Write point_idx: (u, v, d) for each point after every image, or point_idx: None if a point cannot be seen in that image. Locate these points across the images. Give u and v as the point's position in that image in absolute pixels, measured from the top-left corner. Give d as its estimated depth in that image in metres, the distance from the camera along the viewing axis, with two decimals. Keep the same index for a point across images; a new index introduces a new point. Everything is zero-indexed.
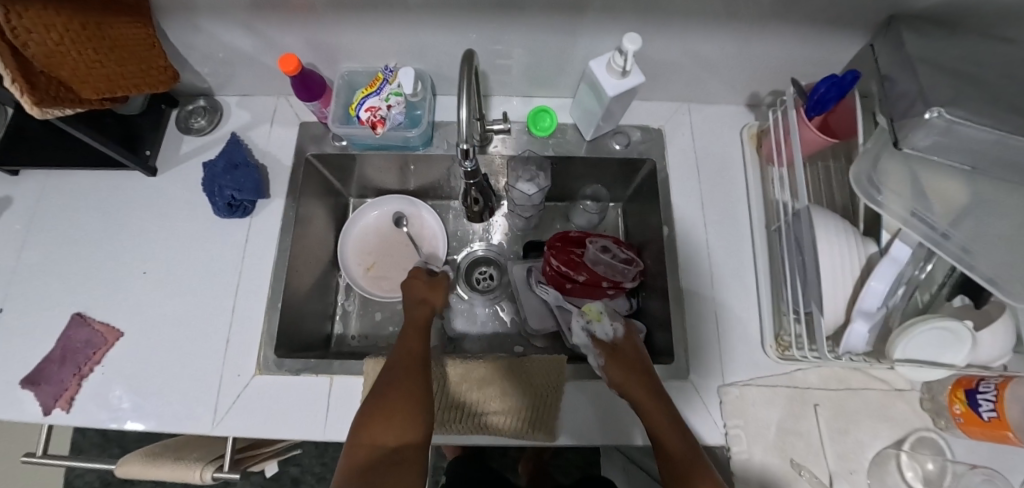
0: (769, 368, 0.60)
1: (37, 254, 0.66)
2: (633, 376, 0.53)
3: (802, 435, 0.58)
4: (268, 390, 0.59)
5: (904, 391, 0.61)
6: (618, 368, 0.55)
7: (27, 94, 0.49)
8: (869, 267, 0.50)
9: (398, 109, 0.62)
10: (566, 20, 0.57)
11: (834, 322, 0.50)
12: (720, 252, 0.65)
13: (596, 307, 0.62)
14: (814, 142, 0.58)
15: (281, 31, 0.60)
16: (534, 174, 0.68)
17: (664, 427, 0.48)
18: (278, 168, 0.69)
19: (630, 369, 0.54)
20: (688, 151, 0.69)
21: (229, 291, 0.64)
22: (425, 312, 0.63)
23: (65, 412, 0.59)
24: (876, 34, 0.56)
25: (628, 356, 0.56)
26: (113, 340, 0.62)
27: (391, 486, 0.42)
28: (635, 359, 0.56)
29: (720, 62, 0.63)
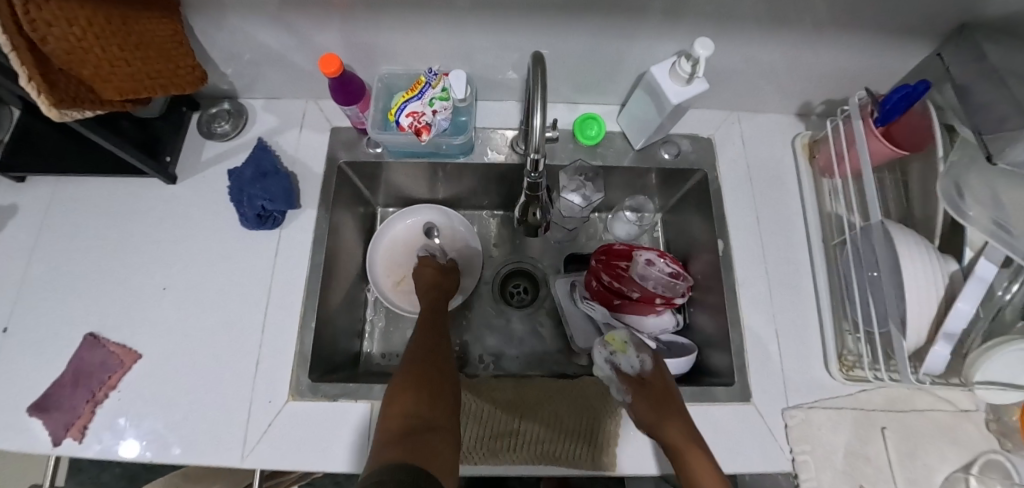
0: (833, 389, 0.58)
1: (46, 268, 0.61)
2: (664, 413, 0.49)
3: (871, 461, 0.55)
4: (303, 418, 0.54)
5: (969, 412, 0.59)
6: (647, 405, 0.50)
7: (44, 94, 0.44)
8: (953, 286, 0.48)
9: (443, 115, 0.59)
10: (626, 24, 0.54)
11: (914, 343, 0.48)
12: (777, 267, 0.62)
13: (620, 336, 0.58)
14: (882, 152, 0.55)
15: (319, 31, 0.56)
16: (580, 185, 0.67)
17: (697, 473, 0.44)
18: (309, 176, 0.65)
19: (661, 408, 0.50)
20: (739, 162, 0.67)
21: (258, 308, 0.59)
22: (436, 295, 0.65)
23: (77, 442, 0.54)
24: (945, 43, 0.54)
25: (658, 393, 0.52)
26: (131, 363, 0.57)
27: (418, 446, 0.38)
28: (664, 396, 0.52)
29: (777, 70, 0.61)
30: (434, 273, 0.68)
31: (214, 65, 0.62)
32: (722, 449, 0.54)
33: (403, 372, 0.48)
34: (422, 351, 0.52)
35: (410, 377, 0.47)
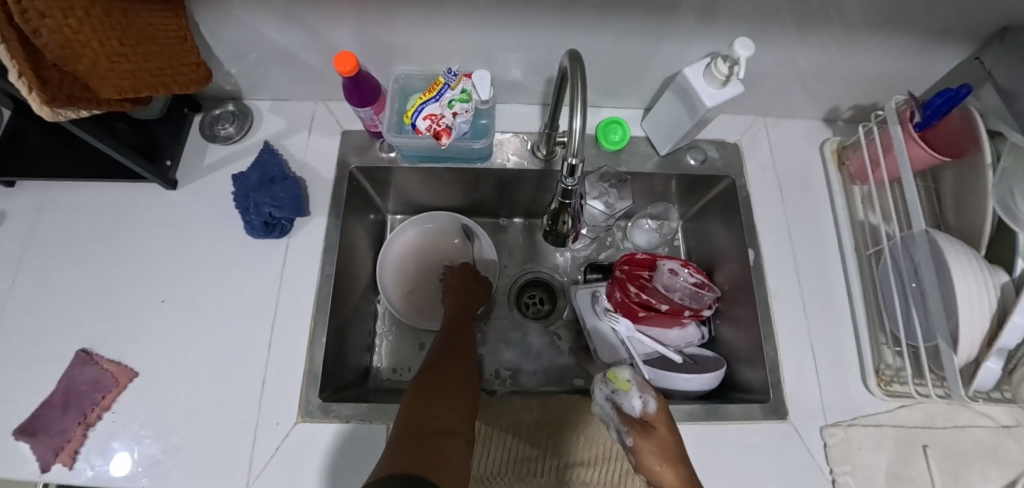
0: (872, 406, 0.55)
1: (35, 279, 0.57)
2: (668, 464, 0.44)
3: (914, 482, 0.52)
4: (313, 442, 0.51)
5: (1010, 428, 0.56)
6: (650, 451, 0.45)
7: (36, 92, 0.41)
8: (1006, 299, 0.45)
9: (463, 117, 0.56)
10: (657, 24, 0.52)
11: (965, 359, 0.45)
12: (809, 277, 0.59)
13: (623, 374, 0.49)
14: (923, 160, 0.53)
15: (333, 28, 0.53)
16: (604, 191, 0.64)
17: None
18: (319, 181, 0.62)
19: (668, 459, 0.44)
20: (767, 168, 0.64)
21: (265, 322, 0.56)
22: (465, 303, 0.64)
23: (67, 468, 0.50)
24: (985, 46, 0.52)
25: (661, 439, 0.46)
26: (127, 381, 0.53)
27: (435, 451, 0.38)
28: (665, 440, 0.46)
29: (808, 74, 0.59)
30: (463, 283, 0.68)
31: (218, 64, 0.59)
32: (760, 471, 0.51)
33: (419, 378, 0.48)
34: (442, 361, 0.51)
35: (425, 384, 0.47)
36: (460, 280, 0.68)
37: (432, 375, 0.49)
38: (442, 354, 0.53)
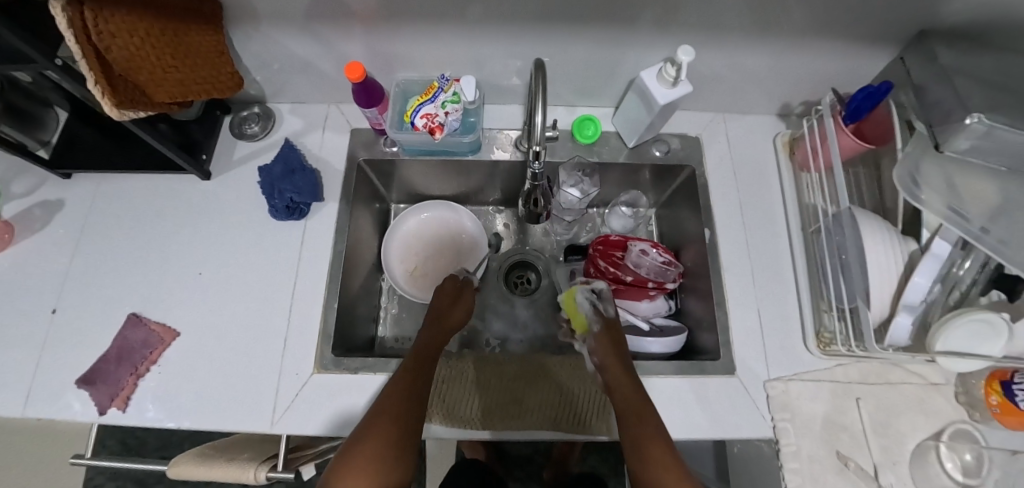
0: (812, 363, 0.63)
1: (91, 256, 0.67)
2: (621, 359, 0.55)
3: (847, 428, 0.60)
4: (326, 388, 0.60)
5: (939, 385, 0.63)
6: (606, 345, 0.57)
7: (107, 96, 0.52)
8: (911, 263, 0.53)
9: (454, 116, 0.65)
10: (619, 33, 0.60)
11: (878, 315, 0.53)
12: (759, 253, 0.68)
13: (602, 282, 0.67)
14: (851, 147, 0.62)
15: (344, 40, 0.63)
16: (580, 180, 0.73)
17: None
18: (331, 172, 0.71)
19: (623, 363, 0.55)
20: (724, 158, 0.73)
21: (285, 291, 0.65)
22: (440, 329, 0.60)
23: (121, 411, 0.59)
24: (906, 47, 0.60)
25: (616, 337, 0.59)
26: (170, 340, 0.63)
27: None
28: (631, 383, 0.52)
29: (758, 74, 0.67)
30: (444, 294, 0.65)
31: (247, 72, 0.69)
32: (708, 415, 0.60)
33: (374, 414, 0.47)
34: (399, 394, 0.49)
35: (380, 425, 0.46)
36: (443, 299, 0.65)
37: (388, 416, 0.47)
38: (401, 381, 0.51)
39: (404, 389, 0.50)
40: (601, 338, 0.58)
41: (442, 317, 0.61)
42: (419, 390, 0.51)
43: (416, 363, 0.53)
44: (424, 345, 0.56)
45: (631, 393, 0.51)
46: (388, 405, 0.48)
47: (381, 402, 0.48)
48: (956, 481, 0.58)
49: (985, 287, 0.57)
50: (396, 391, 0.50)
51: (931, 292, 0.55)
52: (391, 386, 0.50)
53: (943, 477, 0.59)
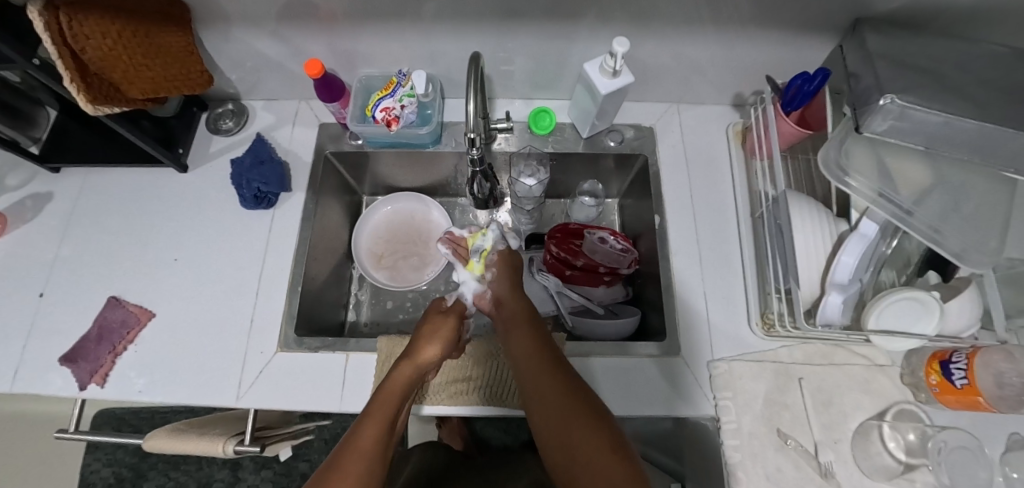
0: (755, 344, 0.65)
1: (77, 244, 0.72)
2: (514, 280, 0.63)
3: (789, 407, 0.61)
4: (289, 366, 0.63)
5: (885, 366, 0.63)
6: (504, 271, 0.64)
7: (82, 93, 0.55)
8: (840, 241, 0.56)
9: (410, 109, 0.69)
10: (563, 28, 0.63)
11: (810, 294, 0.56)
12: (708, 237, 0.71)
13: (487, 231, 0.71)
14: (790, 134, 0.64)
15: (305, 39, 0.67)
16: (535, 169, 0.77)
17: (589, 447, 0.41)
18: (300, 164, 0.76)
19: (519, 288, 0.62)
20: (676, 147, 0.77)
21: (254, 275, 0.69)
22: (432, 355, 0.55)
23: (99, 387, 0.63)
24: (844, 36, 0.61)
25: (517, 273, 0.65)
26: (147, 321, 0.67)
27: None
28: (544, 347, 0.52)
29: (704, 65, 0.70)
30: (430, 326, 0.58)
31: (221, 72, 0.74)
32: (649, 393, 0.62)
33: (337, 467, 0.43)
34: (365, 447, 0.44)
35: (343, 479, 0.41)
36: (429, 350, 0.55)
37: (355, 474, 0.42)
38: (369, 429, 0.45)
39: (373, 440, 0.44)
40: (501, 264, 0.65)
41: (418, 359, 0.54)
42: (387, 437, 0.46)
43: (386, 407, 0.48)
44: (393, 385, 0.50)
45: (547, 360, 0.49)
46: (354, 459, 0.43)
47: (346, 455, 0.43)
48: (898, 460, 0.58)
49: (921, 268, 0.59)
50: (364, 446, 0.44)
51: (866, 273, 0.56)
52: (358, 431, 0.45)
53: (884, 456, 0.59)
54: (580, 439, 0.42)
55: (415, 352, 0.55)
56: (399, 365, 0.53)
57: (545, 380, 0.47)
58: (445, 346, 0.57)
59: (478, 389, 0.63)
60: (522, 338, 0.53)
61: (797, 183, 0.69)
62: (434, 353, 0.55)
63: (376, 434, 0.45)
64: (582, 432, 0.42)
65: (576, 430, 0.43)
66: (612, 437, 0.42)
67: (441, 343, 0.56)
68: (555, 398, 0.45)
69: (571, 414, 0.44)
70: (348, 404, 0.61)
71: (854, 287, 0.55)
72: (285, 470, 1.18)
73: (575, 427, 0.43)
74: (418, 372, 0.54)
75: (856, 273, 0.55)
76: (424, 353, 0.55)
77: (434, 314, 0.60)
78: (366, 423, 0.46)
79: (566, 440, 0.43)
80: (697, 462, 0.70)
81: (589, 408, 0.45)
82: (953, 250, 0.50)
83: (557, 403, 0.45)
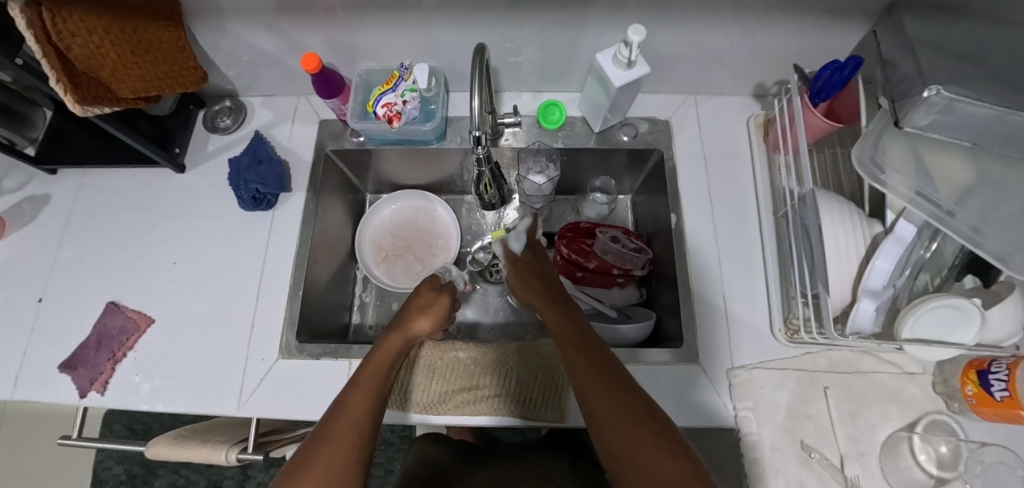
0: (778, 351, 0.61)
1: (75, 247, 0.71)
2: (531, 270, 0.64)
3: (812, 418, 0.58)
4: (290, 374, 0.62)
5: (915, 374, 0.60)
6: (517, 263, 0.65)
7: (69, 93, 0.53)
8: (873, 245, 0.52)
9: (413, 104, 0.65)
10: (574, 16, 0.59)
11: (840, 301, 0.52)
12: (727, 238, 0.67)
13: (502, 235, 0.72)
14: (819, 127, 0.60)
15: (302, 32, 0.63)
16: (544, 166, 0.73)
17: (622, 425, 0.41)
18: (300, 163, 0.73)
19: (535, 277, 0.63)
20: (693, 141, 0.73)
21: (254, 279, 0.68)
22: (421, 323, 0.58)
23: (100, 394, 0.62)
24: (879, 20, 0.57)
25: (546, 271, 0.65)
26: (146, 326, 0.65)
27: None
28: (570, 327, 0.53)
29: (725, 53, 0.65)
30: (421, 303, 0.60)
31: (217, 68, 0.71)
32: (661, 404, 0.59)
33: (327, 435, 0.43)
34: (355, 419, 0.44)
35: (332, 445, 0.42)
36: (417, 318, 0.58)
37: (343, 442, 0.42)
38: (358, 397, 0.46)
39: (362, 415, 0.45)
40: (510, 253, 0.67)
41: (406, 331, 0.56)
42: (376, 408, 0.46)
43: (375, 377, 0.48)
44: (385, 354, 0.52)
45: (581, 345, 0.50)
46: (343, 427, 0.43)
47: (335, 424, 0.44)
48: (929, 474, 0.55)
49: (961, 271, 0.55)
50: (354, 414, 0.45)
51: (900, 278, 0.53)
52: (348, 401, 0.46)
53: (914, 470, 0.55)
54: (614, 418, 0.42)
55: (403, 322, 0.57)
56: (385, 336, 0.54)
57: (580, 364, 0.47)
58: (433, 322, 0.59)
59: (491, 396, 0.60)
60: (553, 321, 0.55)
61: (823, 180, 0.64)
62: (423, 327, 0.58)
63: (368, 405, 0.45)
64: (613, 410, 0.42)
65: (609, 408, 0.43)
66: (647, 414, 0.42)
67: (431, 318, 0.59)
68: (588, 380, 0.45)
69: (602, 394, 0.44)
70: None
71: (888, 293, 0.51)
72: None
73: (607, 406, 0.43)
74: (407, 345, 0.55)
75: (891, 278, 0.51)
76: (414, 326, 0.57)
77: (428, 289, 0.62)
78: (354, 395, 0.46)
79: (603, 418, 0.42)
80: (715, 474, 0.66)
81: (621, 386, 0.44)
82: (995, 253, 0.46)
83: (590, 384, 0.45)
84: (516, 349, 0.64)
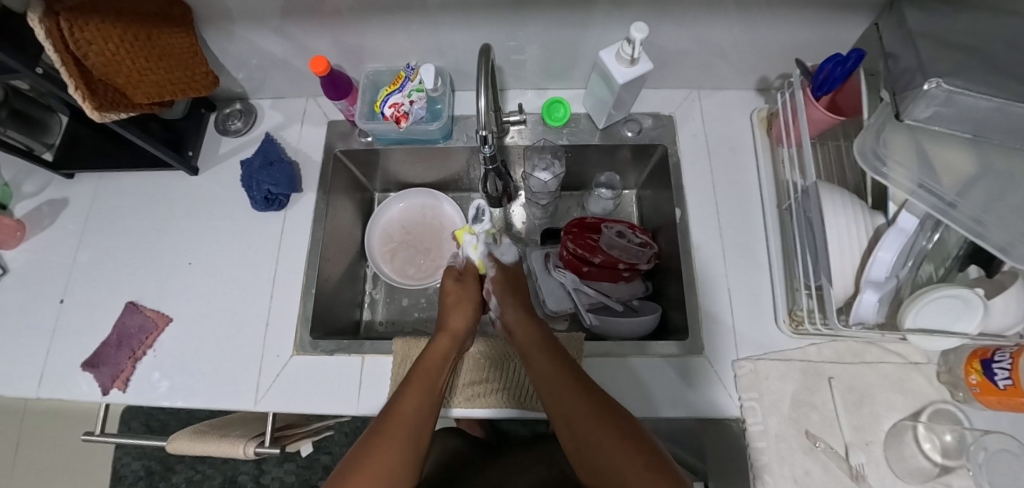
0: (782, 342, 0.62)
1: (94, 249, 0.73)
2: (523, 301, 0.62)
3: (817, 408, 0.59)
4: (304, 369, 0.63)
5: (920, 364, 0.60)
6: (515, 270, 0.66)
7: (87, 100, 0.55)
8: (876, 237, 0.53)
9: (419, 104, 0.67)
10: (577, 14, 0.60)
11: (842, 293, 0.53)
12: (731, 231, 0.68)
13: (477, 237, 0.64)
14: (821, 120, 0.60)
15: (309, 35, 0.65)
16: (549, 163, 0.74)
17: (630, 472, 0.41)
18: (310, 164, 0.75)
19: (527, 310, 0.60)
20: (697, 136, 0.73)
21: (267, 278, 0.69)
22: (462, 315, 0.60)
23: (122, 391, 0.64)
24: (881, 13, 0.57)
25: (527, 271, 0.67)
26: (164, 326, 0.67)
27: None
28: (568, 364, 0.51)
29: (729, 48, 0.66)
30: (454, 298, 0.61)
31: (227, 71, 0.72)
32: (668, 396, 0.60)
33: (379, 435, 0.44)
34: (406, 419, 0.46)
35: (383, 448, 0.43)
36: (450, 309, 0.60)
37: (395, 444, 0.44)
38: (410, 397, 0.47)
39: (413, 414, 0.46)
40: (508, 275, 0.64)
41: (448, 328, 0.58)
42: (426, 408, 0.48)
43: (427, 375, 0.50)
44: (434, 355, 0.53)
45: (576, 382, 0.48)
46: (394, 427, 0.45)
47: (384, 425, 0.45)
48: (934, 462, 0.56)
49: (964, 262, 0.55)
50: (405, 417, 0.46)
51: (903, 269, 0.53)
52: (397, 402, 0.47)
53: (919, 458, 0.56)
54: (616, 457, 0.42)
55: (445, 324, 0.58)
56: (433, 339, 0.56)
57: (580, 401, 0.47)
58: (469, 314, 0.60)
59: (511, 387, 0.62)
60: (550, 348, 0.54)
61: (827, 173, 0.65)
62: (462, 320, 0.59)
63: (416, 406, 0.47)
64: (617, 452, 0.43)
65: (614, 450, 0.43)
66: (653, 453, 0.43)
67: (465, 310, 0.60)
68: (584, 420, 0.45)
69: (601, 436, 0.44)
70: (365, 407, 0.61)
71: (892, 284, 0.51)
72: (307, 462, 1.21)
73: (609, 445, 0.43)
74: (453, 341, 0.57)
75: (893, 270, 0.52)
76: (452, 323, 0.58)
77: (452, 282, 0.63)
78: (404, 395, 0.48)
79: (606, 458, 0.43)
80: (721, 465, 0.67)
81: (624, 423, 0.45)
82: (998, 244, 0.46)
83: (590, 427, 0.45)
84: None
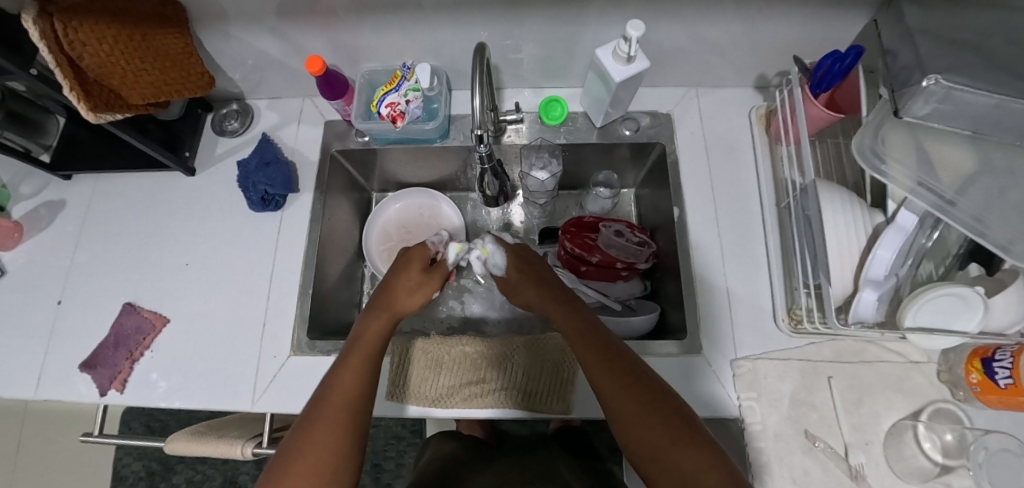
0: (781, 341, 0.62)
1: (92, 250, 0.73)
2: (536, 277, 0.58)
3: (816, 407, 0.59)
4: (301, 369, 0.63)
5: (921, 363, 0.60)
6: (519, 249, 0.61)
7: (82, 101, 0.54)
8: (875, 235, 0.53)
9: (416, 103, 0.67)
10: (573, 12, 0.59)
11: (841, 292, 0.52)
12: (730, 230, 0.68)
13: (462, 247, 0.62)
14: (820, 118, 0.60)
15: (305, 35, 0.64)
16: (547, 161, 0.74)
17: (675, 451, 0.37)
18: (306, 164, 0.75)
19: (541, 285, 0.57)
20: (695, 134, 0.73)
21: (264, 279, 0.69)
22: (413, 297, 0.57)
23: (120, 392, 0.64)
24: (879, 9, 0.56)
25: (527, 254, 0.61)
26: (161, 326, 0.67)
27: None
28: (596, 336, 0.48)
29: (726, 45, 0.65)
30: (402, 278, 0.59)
31: (223, 72, 0.72)
32: None
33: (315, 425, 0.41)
34: (344, 404, 0.43)
35: (319, 439, 0.40)
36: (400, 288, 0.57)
37: (329, 436, 0.40)
38: (346, 381, 0.45)
39: (351, 400, 0.43)
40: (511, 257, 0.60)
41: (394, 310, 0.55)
42: (366, 394, 0.45)
43: (366, 359, 0.47)
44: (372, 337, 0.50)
45: (605, 356, 0.44)
46: (333, 406, 0.42)
47: (320, 412, 0.42)
48: (934, 462, 0.56)
49: (964, 260, 0.55)
50: (343, 403, 0.43)
51: (903, 267, 0.53)
52: (332, 386, 0.44)
53: (919, 458, 0.56)
54: (657, 435, 0.38)
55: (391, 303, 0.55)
56: (373, 318, 0.53)
57: (624, 397, 0.41)
58: (418, 296, 0.57)
59: (501, 389, 0.62)
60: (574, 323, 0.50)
61: (825, 171, 0.64)
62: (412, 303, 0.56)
63: (355, 390, 0.44)
64: (658, 430, 0.39)
65: (654, 428, 0.39)
66: (697, 431, 0.39)
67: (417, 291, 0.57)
68: (619, 397, 0.41)
69: (639, 412, 0.40)
70: None
71: (891, 283, 0.51)
72: None
73: (648, 423, 0.39)
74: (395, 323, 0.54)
75: (892, 268, 0.51)
76: (400, 304, 0.55)
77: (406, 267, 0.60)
78: (338, 382, 0.45)
79: (657, 454, 0.38)
80: None
81: (663, 398, 0.41)
82: (999, 242, 0.46)
83: (628, 404, 0.40)
84: (526, 342, 0.65)
